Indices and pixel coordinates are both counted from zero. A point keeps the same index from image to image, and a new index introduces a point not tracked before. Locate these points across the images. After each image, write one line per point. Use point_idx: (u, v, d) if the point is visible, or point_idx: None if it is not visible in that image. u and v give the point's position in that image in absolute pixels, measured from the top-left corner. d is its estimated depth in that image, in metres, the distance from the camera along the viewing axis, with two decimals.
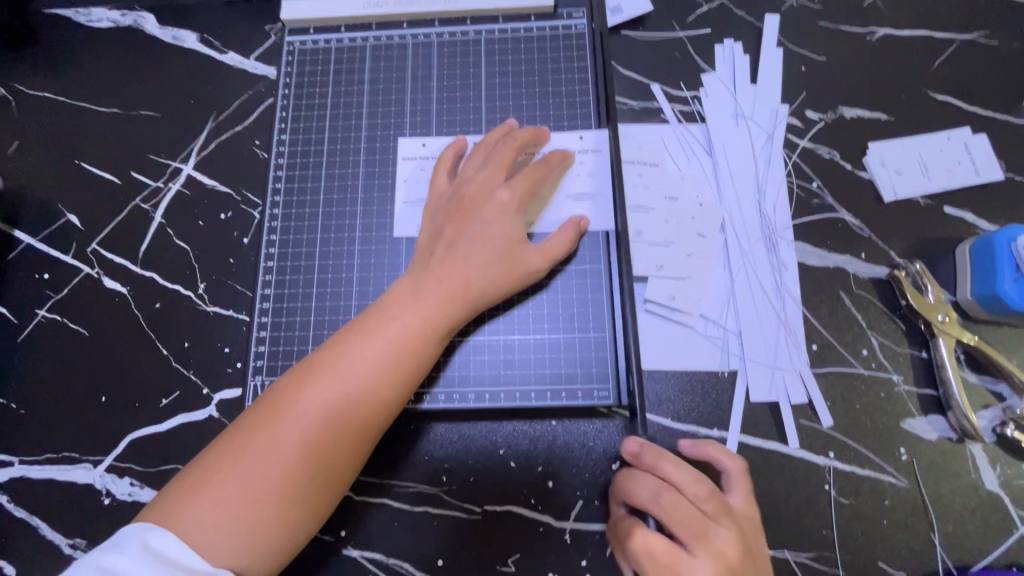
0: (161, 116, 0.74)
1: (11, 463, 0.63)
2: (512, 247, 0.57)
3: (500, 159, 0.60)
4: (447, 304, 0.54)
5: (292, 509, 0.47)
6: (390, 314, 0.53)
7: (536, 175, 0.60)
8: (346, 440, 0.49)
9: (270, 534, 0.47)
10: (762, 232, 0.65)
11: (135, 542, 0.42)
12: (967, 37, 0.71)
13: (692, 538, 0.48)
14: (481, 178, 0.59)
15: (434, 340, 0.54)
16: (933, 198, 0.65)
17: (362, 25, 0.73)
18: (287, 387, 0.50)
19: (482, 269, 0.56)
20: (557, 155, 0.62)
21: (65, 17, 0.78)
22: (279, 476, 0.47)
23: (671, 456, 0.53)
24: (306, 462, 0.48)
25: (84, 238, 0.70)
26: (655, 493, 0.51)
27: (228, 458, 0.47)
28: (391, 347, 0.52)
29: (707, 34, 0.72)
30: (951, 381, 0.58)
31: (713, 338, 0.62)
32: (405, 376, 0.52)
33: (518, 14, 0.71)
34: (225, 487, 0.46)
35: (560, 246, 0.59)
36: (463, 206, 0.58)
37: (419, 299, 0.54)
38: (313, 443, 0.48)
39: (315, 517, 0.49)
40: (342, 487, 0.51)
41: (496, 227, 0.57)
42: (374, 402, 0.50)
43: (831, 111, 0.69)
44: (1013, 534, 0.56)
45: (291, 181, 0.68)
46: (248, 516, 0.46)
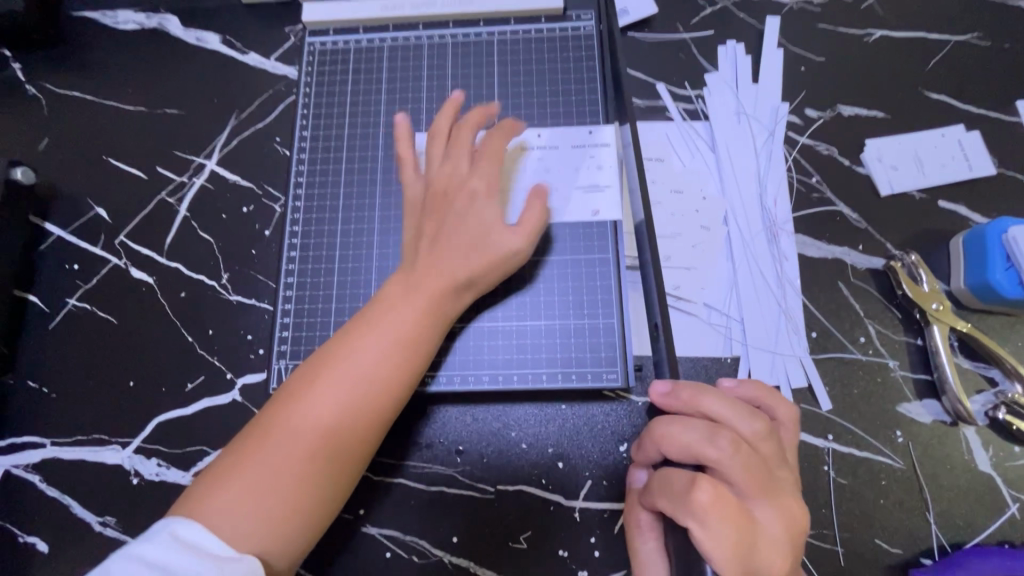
0: (186, 114, 0.77)
1: (44, 444, 0.66)
2: (495, 236, 0.59)
3: (461, 145, 0.61)
4: (438, 296, 0.56)
5: (312, 494, 0.50)
6: (388, 309, 0.56)
7: (498, 155, 0.61)
8: (355, 429, 0.52)
9: (294, 518, 0.49)
10: (764, 224, 0.68)
11: (164, 537, 0.44)
12: (962, 39, 0.74)
13: (754, 484, 0.45)
14: (448, 170, 0.61)
15: (428, 329, 0.56)
16: (927, 192, 0.68)
17: (379, 26, 0.76)
18: (295, 384, 0.53)
19: (467, 257, 0.57)
20: (508, 126, 0.63)
21: (93, 19, 0.81)
22: (296, 465, 0.49)
23: (717, 395, 0.48)
24: (319, 453, 0.50)
25: (112, 230, 0.73)
26: (712, 439, 0.45)
27: (245, 453, 0.50)
28: (388, 340, 0.54)
29: (710, 35, 0.75)
30: (945, 366, 0.60)
31: (716, 326, 0.65)
32: (404, 365, 0.54)
33: (529, 17, 0.74)
34: (247, 479, 0.49)
35: (535, 221, 0.59)
36: (436, 200, 0.60)
37: (415, 292, 0.56)
38: (325, 433, 0.51)
39: (332, 503, 0.52)
40: (359, 470, 0.54)
41: (482, 218, 0.59)
42: (378, 391, 0.53)
43: (830, 109, 0.71)
44: (1005, 513, 0.58)
45: (312, 175, 0.71)
46: (269, 507, 0.48)
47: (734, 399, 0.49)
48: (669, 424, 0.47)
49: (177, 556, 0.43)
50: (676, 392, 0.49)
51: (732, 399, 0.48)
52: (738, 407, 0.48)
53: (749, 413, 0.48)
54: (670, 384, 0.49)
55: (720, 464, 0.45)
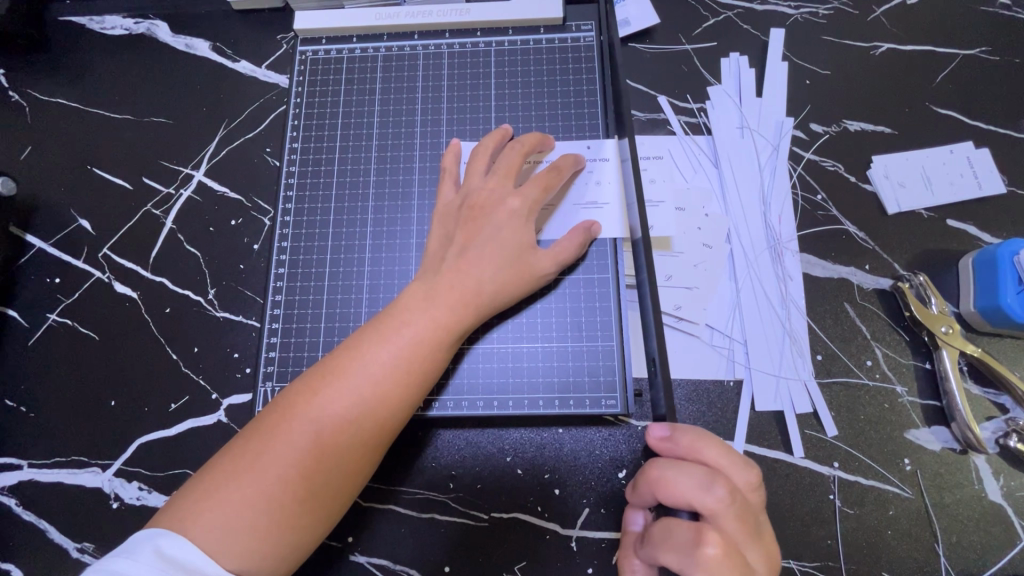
0: (174, 123, 0.75)
1: (20, 466, 0.64)
2: (522, 253, 0.58)
3: (508, 166, 0.61)
4: (459, 311, 0.55)
5: (305, 511, 0.48)
6: (403, 320, 0.54)
7: (547, 182, 0.60)
8: (358, 445, 0.50)
9: (282, 536, 0.47)
10: (768, 243, 0.66)
11: (149, 549, 0.43)
12: (970, 53, 0.72)
13: (750, 533, 0.44)
14: (490, 187, 0.60)
15: (444, 346, 0.54)
16: (935, 211, 0.66)
17: (373, 35, 0.73)
18: (303, 390, 0.50)
19: (494, 275, 0.57)
20: (568, 161, 0.62)
21: (79, 25, 0.79)
22: (293, 478, 0.47)
23: (714, 440, 0.47)
24: (319, 467, 0.48)
25: (95, 243, 0.71)
26: (715, 487, 0.43)
27: (243, 459, 0.47)
28: (404, 353, 0.52)
29: (713, 47, 0.73)
30: (955, 393, 0.58)
31: (718, 348, 0.63)
32: (416, 382, 0.52)
33: (528, 27, 0.72)
34: (239, 489, 0.46)
35: (568, 252, 0.60)
36: (473, 213, 0.59)
37: (432, 304, 0.54)
38: (327, 446, 0.49)
39: (324, 522, 0.50)
40: (354, 490, 0.51)
41: (508, 232, 0.58)
42: (386, 407, 0.51)
43: (836, 124, 0.70)
44: (1017, 546, 0.56)
45: (302, 188, 0.69)
46: (257, 521, 0.46)
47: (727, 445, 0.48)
48: (670, 470, 0.45)
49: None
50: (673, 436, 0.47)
51: (726, 446, 0.47)
52: (732, 454, 0.47)
53: (743, 462, 0.47)
54: (670, 427, 0.48)
55: (722, 513, 0.43)
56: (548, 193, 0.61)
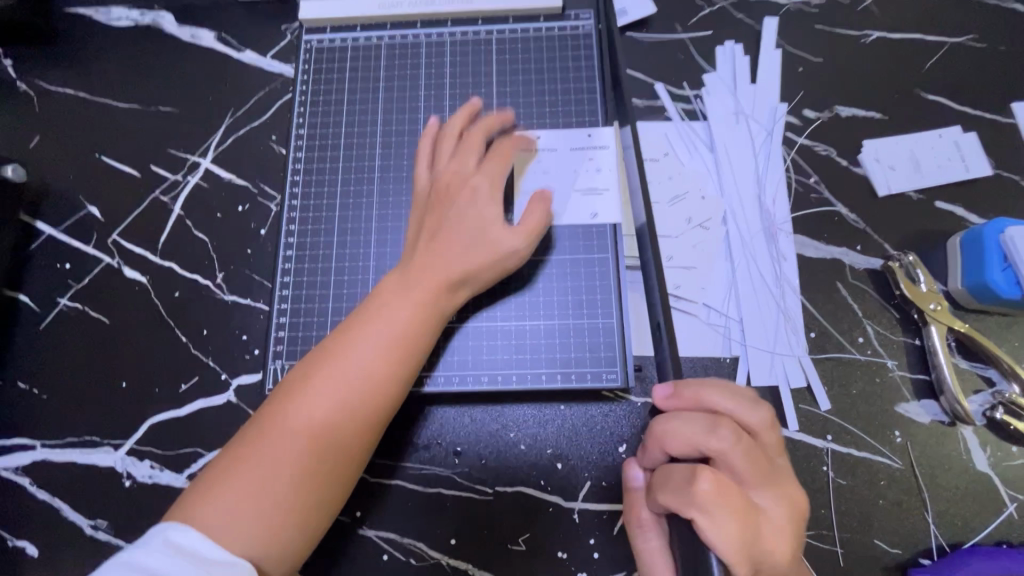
0: (180, 111, 0.76)
1: (34, 446, 0.65)
2: (487, 229, 0.59)
3: (466, 148, 0.63)
4: (431, 288, 0.56)
5: (309, 493, 0.49)
6: (383, 303, 0.55)
7: (503, 158, 0.63)
8: (351, 425, 0.51)
9: (287, 519, 0.48)
10: (763, 224, 0.68)
11: (160, 541, 0.44)
12: (959, 40, 0.74)
13: (757, 472, 0.46)
14: (452, 167, 0.62)
15: (425, 321, 0.56)
16: (924, 193, 0.68)
17: (377, 25, 0.75)
18: (292, 380, 0.52)
19: (466, 252, 0.58)
20: (513, 138, 0.65)
21: (86, 16, 0.80)
22: (292, 463, 0.49)
23: (719, 387, 0.49)
24: (319, 448, 0.50)
25: (105, 229, 0.72)
26: (717, 429, 0.46)
27: (242, 450, 0.49)
28: (383, 334, 0.54)
29: (709, 35, 0.75)
30: (943, 366, 0.60)
31: (715, 326, 0.65)
32: (400, 357, 0.54)
33: (528, 15, 0.74)
34: (242, 478, 0.48)
35: (536, 222, 0.60)
36: (439, 195, 0.61)
37: (408, 286, 0.56)
38: (322, 430, 0.50)
39: (331, 503, 0.51)
40: (356, 472, 0.53)
41: (471, 211, 0.59)
42: (371, 386, 0.52)
43: (828, 110, 0.72)
44: (1004, 513, 0.58)
45: (309, 173, 0.70)
46: (261, 507, 0.47)
47: (733, 390, 0.49)
48: (676, 421, 0.47)
49: (173, 566, 0.42)
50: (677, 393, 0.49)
51: (734, 391, 0.49)
52: (739, 399, 0.48)
53: (752, 403, 0.48)
54: (672, 386, 0.49)
55: (728, 454, 0.45)
56: (504, 171, 0.63)
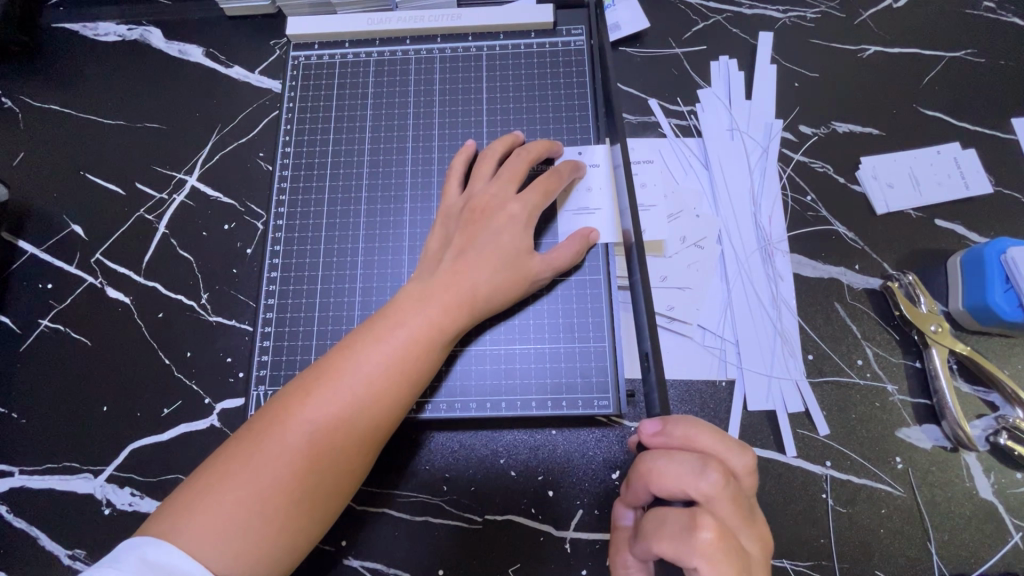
0: (166, 128, 0.75)
1: (12, 473, 0.63)
2: (519, 257, 0.58)
3: (512, 171, 0.62)
4: (453, 311, 0.55)
5: (300, 512, 0.48)
6: (396, 318, 0.54)
7: (547, 186, 0.61)
8: (353, 446, 0.50)
9: (273, 540, 0.46)
10: (759, 243, 0.66)
11: (134, 557, 0.42)
12: (956, 55, 0.73)
13: (744, 517, 0.44)
14: (493, 191, 0.61)
15: (439, 342, 0.54)
16: (923, 210, 0.66)
17: (366, 40, 0.74)
18: (293, 392, 0.51)
19: (491, 277, 0.57)
20: (567, 166, 0.63)
21: (73, 31, 0.79)
22: (287, 481, 0.47)
23: (706, 427, 0.47)
24: (312, 470, 0.48)
25: (88, 248, 0.71)
26: (709, 471, 0.44)
27: (235, 462, 0.47)
28: (399, 353, 0.52)
29: (703, 51, 0.74)
30: (945, 391, 0.59)
31: (711, 349, 0.63)
32: (409, 380, 0.52)
33: (520, 31, 0.73)
34: (232, 492, 0.46)
35: (564, 258, 0.60)
36: (475, 215, 0.60)
37: (427, 304, 0.55)
38: (321, 448, 0.48)
39: (319, 525, 0.49)
40: (348, 493, 0.51)
41: (505, 237, 0.58)
42: (379, 406, 0.51)
43: (824, 126, 0.70)
44: (1009, 543, 0.56)
45: (295, 192, 0.69)
46: (248, 525, 0.45)
47: (719, 431, 0.48)
48: (663, 461, 0.45)
49: None
50: (666, 430, 0.48)
51: (720, 432, 0.47)
52: (724, 440, 0.47)
53: (738, 445, 0.47)
54: (661, 422, 0.48)
55: (717, 498, 0.43)
56: (549, 199, 0.62)
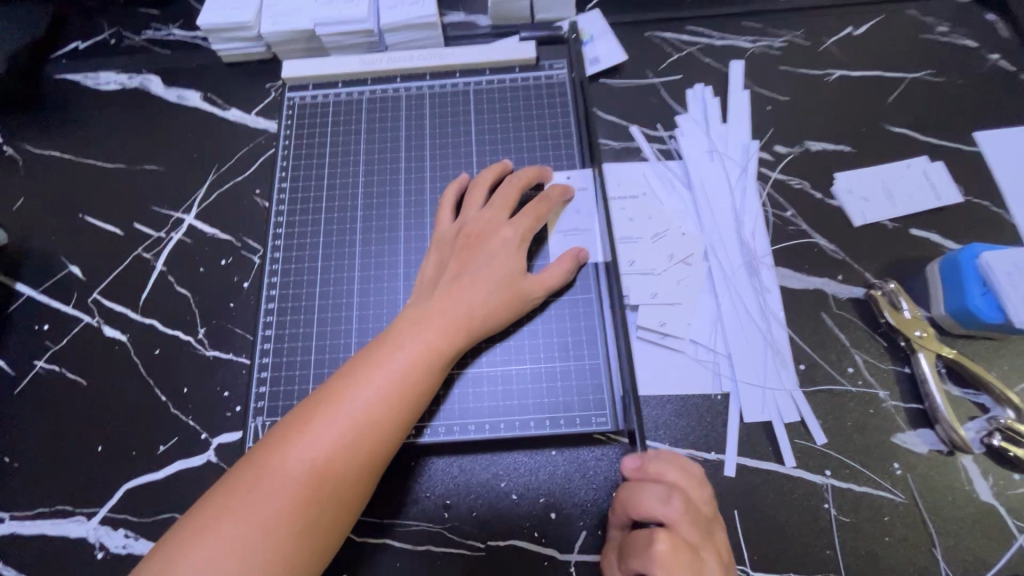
0: (164, 169, 0.77)
1: (2, 519, 0.62)
2: (513, 279, 0.60)
3: (504, 199, 0.64)
4: (450, 332, 0.56)
5: (302, 543, 0.47)
6: (394, 343, 0.55)
7: (538, 212, 0.64)
8: (355, 472, 0.50)
9: (276, 573, 0.45)
10: (744, 258, 0.68)
11: None
12: (916, 76, 0.78)
13: (706, 540, 0.48)
14: (486, 218, 0.63)
15: (437, 364, 0.55)
16: (899, 221, 0.69)
17: (358, 80, 0.77)
18: (292, 423, 0.51)
19: (485, 300, 0.58)
20: (557, 190, 0.66)
21: (74, 81, 0.82)
22: (288, 511, 0.47)
23: (674, 460, 0.52)
24: (311, 499, 0.48)
25: (85, 288, 0.72)
26: (673, 498, 0.49)
27: (235, 494, 0.47)
28: (397, 376, 0.53)
29: (678, 80, 0.78)
30: (935, 394, 0.60)
31: (704, 363, 0.64)
32: (409, 402, 0.53)
33: (504, 67, 0.77)
34: (232, 526, 0.45)
35: (557, 278, 0.61)
36: (468, 242, 0.62)
37: (424, 327, 0.56)
38: (323, 474, 0.48)
39: (323, 557, 0.49)
40: (350, 522, 0.51)
41: (499, 260, 0.60)
42: (379, 429, 0.51)
43: (798, 145, 0.74)
44: (1014, 546, 0.56)
45: (291, 225, 0.71)
46: (249, 559, 0.45)
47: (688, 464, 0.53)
48: (635, 489, 0.51)
49: None
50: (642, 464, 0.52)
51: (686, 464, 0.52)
52: (690, 474, 0.52)
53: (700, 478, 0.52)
54: (638, 457, 0.53)
55: (682, 522, 0.48)
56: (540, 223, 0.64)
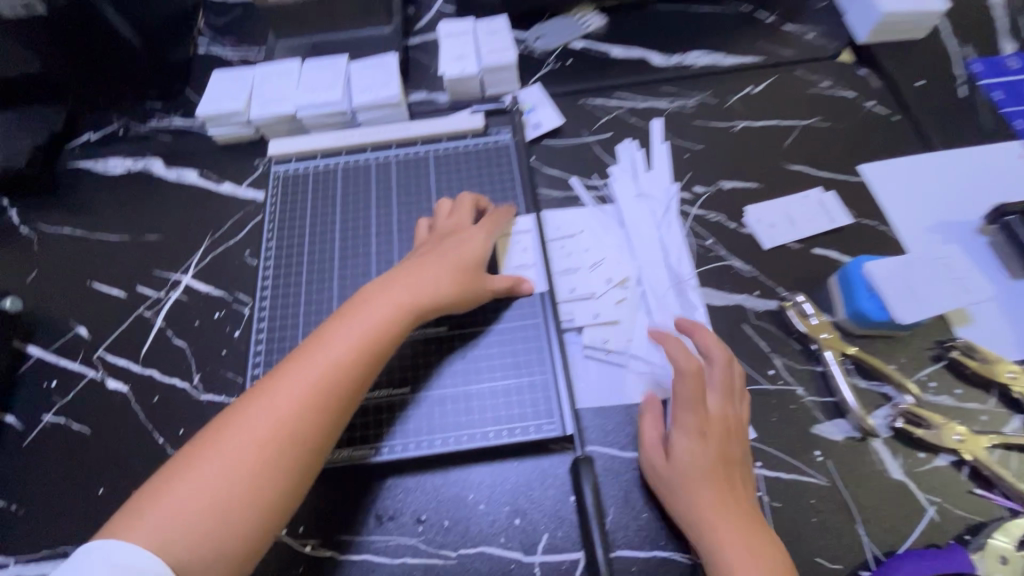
0: (165, 237, 0.88)
1: (7, 563, 0.67)
2: (461, 270, 0.70)
3: (463, 214, 0.77)
4: (397, 308, 0.65)
5: (257, 482, 0.54)
6: (349, 317, 0.64)
7: (492, 224, 0.76)
8: (303, 423, 0.57)
9: (234, 507, 0.53)
10: (672, 281, 0.78)
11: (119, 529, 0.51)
12: (807, 123, 0.92)
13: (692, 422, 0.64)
14: (448, 228, 0.76)
15: (385, 335, 0.63)
16: (802, 242, 0.81)
17: (334, 153, 0.90)
18: (261, 386, 0.60)
19: (433, 282, 0.68)
20: (505, 211, 0.79)
21: (86, 168, 0.95)
22: (246, 454, 0.55)
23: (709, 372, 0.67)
24: (265, 443, 0.55)
25: (91, 345, 0.80)
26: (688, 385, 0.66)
27: (207, 441, 0.56)
28: (347, 343, 0.61)
29: (609, 137, 0.92)
30: (843, 387, 0.69)
31: (644, 374, 0.72)
32: (356, 365, 0.60)
33: (458, 135, 0.90)
34: (199, 467, 0.54)
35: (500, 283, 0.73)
36: (430, 243, 0.74)
37: (374, 304, 0.64)
38: (278, 423, 0.56)
39: (279, 498, 0.55)
40: (304, 469, 0.57)
41: (450, 254, 0.71)
42: (327, 387, 0.59)
43: (713, 185, 0.87)
44: (926, 517, 0.63)
45: (277, 278, 0.81)
46: (211, 494, 0.53)
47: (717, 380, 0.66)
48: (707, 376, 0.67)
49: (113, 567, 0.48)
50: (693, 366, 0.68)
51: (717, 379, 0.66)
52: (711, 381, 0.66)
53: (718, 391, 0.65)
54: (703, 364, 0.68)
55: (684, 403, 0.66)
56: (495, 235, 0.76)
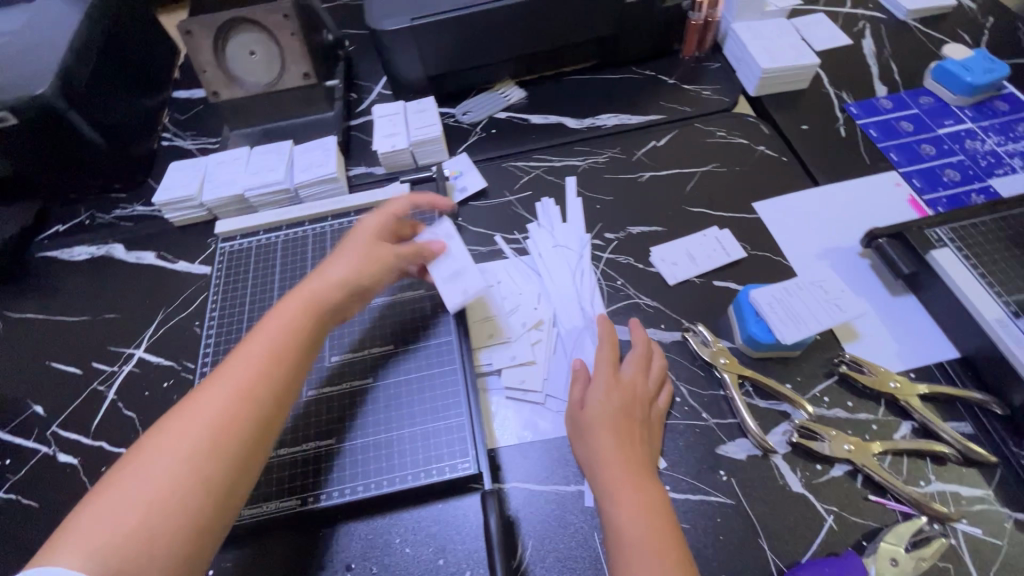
0: (121, 315, 0.94)
1: None
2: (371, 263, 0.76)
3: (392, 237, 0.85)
4: (307, 299, 0.70)
5: (196, 466, 0.55)
6: (271, 316, 0.69)
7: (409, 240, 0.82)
8: (235, 401, 0.59)
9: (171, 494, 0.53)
10: (585, 322, 0.85)
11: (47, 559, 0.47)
12: (706, 169, 1.02)
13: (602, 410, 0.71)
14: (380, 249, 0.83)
15: (303, 318, 0.68)
16: (703, 277, 0.88)
17: (276, 227, 0.99)
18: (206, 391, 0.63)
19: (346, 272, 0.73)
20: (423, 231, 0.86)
21: (52, 257, 1.03)
22: (188, 441, 0.56)
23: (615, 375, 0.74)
24: (202, 429, 0.57)
25: (46, 422, 0.85)
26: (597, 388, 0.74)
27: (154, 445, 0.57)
28: (267, 332, 0.66)
29: (528, 195, 1.02)
30: (741, 409, 0.74)
31: (560, 412, 0.78)
32: (280, 346, 0.65)
33: (388, 203, 0.99)
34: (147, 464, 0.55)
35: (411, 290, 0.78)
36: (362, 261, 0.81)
37: (286, 301, 0.70)
38: (211, 408, 0.59)
39: (215, 477, 0.55)
40: (238, 445, 0.58)
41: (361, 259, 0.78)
42: (254, 367, 0.62)
43: (622, 231, 0.95)
44: (825, 526, 0.67)
45: (218, 346, 0.87)
46: (149, 488, 0.53)
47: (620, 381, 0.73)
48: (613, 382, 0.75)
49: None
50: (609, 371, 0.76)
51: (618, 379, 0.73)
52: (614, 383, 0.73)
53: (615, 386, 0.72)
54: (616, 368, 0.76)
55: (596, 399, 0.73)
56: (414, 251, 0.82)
